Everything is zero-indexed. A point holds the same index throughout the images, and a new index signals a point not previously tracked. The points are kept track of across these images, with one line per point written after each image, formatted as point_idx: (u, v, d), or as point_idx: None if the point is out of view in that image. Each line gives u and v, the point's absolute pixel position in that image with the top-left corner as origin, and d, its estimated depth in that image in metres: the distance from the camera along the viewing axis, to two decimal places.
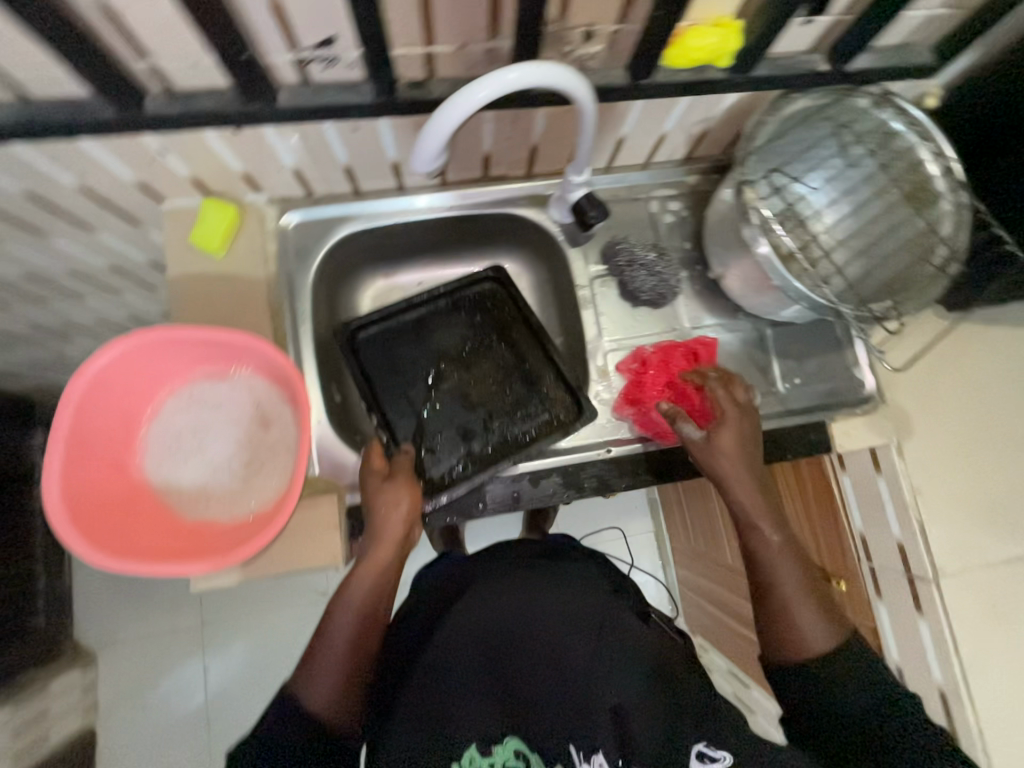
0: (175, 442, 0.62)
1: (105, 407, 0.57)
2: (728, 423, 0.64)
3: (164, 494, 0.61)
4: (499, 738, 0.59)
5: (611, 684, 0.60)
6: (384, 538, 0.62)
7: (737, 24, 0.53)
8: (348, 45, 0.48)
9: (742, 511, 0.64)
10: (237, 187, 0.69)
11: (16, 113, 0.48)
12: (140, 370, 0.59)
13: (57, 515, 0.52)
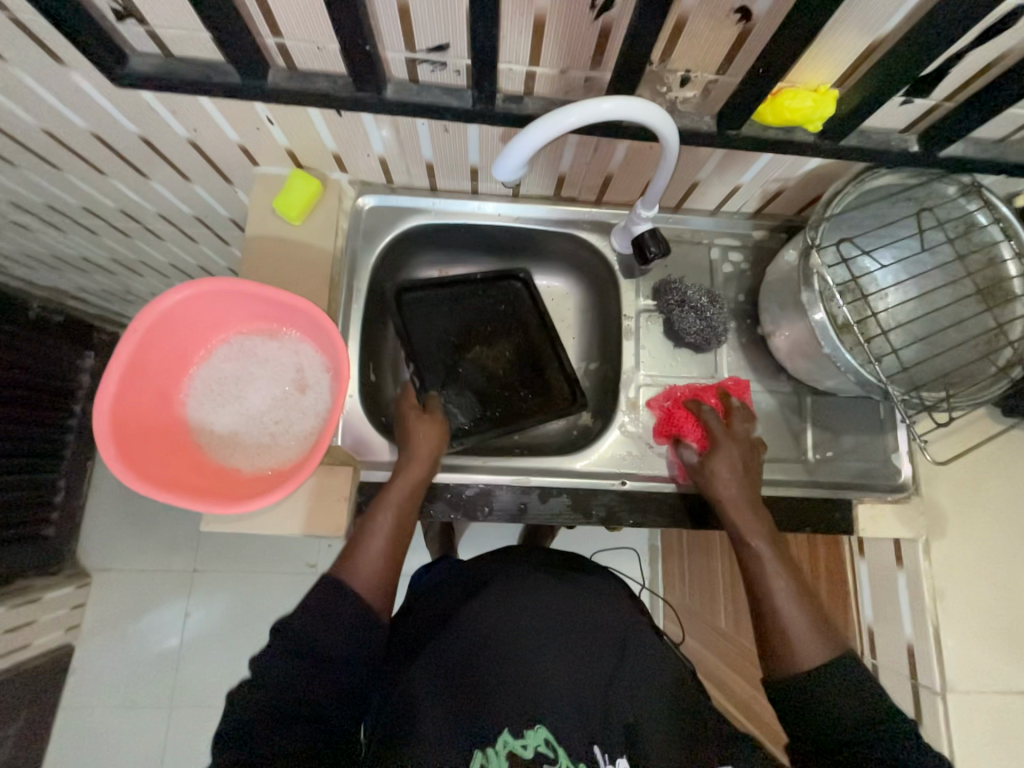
0: (218, 387, 0.66)
1: (165, 341, 0.61)
2: (718, 448, 0.67)
3: (198, 432, 0.64)
4: (529, 725, 0.57)
5: (633, 695, 0.63)
6: (419, 457, 0.68)
7: (834, 92, 0.53)
8: (460, 53, 0.52)
9: (735, 531, 0.65)
10: (326, 164, 0.74)
11: (155, 66, 0.53)
12: (204, 313, 0.63)
13: (103, 431, 0.56)
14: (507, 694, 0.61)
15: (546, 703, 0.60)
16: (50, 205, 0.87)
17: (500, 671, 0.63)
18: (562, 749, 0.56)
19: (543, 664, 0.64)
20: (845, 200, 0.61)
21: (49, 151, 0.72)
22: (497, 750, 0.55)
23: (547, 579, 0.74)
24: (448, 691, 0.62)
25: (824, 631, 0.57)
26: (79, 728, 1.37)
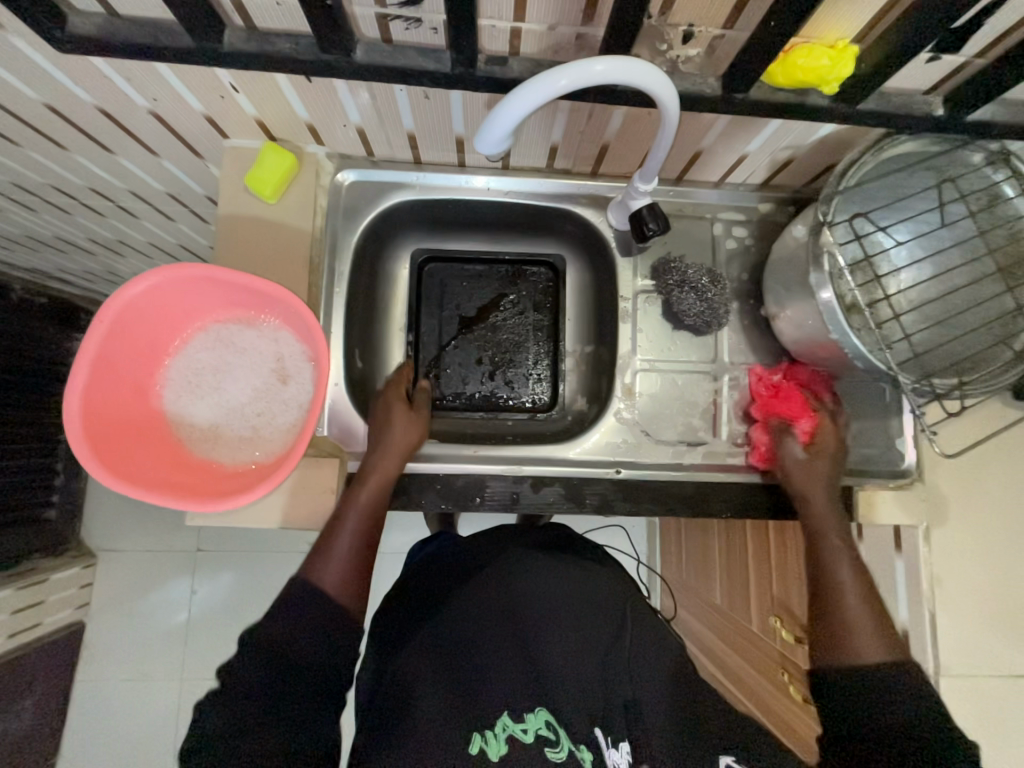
0: (196, 379, 0.63)
1: (136, 332, 0.58)
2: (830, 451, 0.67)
3: (176, 426, 0.62)
4: (529, 708, 0.57)
5: (635, 675, 0.63)
6: (390, 447, 0.67)
7: (853, 50, 0.48)
8: (435, 6, 0.46)
9: (811, 520, 0.64)
10: (301, 135, 0.68)
11: (97, 25, 0.48)
12: (175, 302, 0.59)
13: (73, 429, 0.53)
14: (508, 676, 0.60)
15: (547, 682, 0.60)
16: (14, 182, 0.82)
17: (500, 652, 0.63)
18: (563, 730, 0.56)
19: (543, 646, 0.64)
20: (861, 170, 0.56)
21: (3, 125, 0.67)
22: (497, 733, 0.55)
23: (543, 561, 0.76)
24: (447, 671, 0.61)
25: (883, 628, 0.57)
26: (95, 700, 1.42)
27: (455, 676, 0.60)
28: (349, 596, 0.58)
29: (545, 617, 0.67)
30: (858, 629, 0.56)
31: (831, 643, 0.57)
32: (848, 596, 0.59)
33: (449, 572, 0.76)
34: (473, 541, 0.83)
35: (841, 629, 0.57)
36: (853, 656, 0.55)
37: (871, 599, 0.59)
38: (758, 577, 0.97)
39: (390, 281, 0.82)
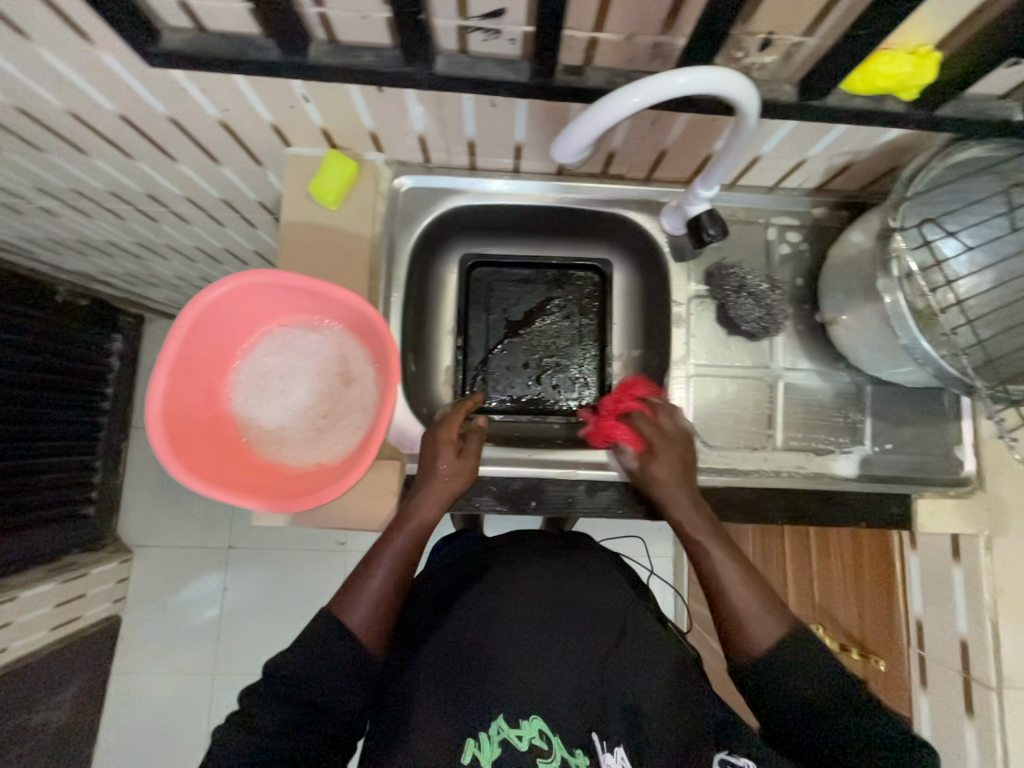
0: (262, 381, 0.65)
1: (209, 336, 0.60)
2: (654, 451, 0.67)
3: (244, 428, 0.64)
4: (524, 714, 0.57)
5: (631, 686, 0.60)
6: (431, 494, 0.66)
7: (935, 57, 0.48)
8: (516, 18, 0.47)
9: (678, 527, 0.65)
10: (361, 143, 0.70)
11: (188, 41, 0.49)
12: (246, 307, 0.61)
13: (155, 431, 0.55)
14: (506, 680, 0.59)
15: (547, 687, 0.59)
16: (76, 189, 0.84)
17: (500, 654, 0.61)
18: (557, 738, 0.56)
19: (545, 649, 0.62)
20: (927, 177, 0.56)
21: (76, 135, 0.69)
22: (490, 736, 0.55)
23: (548, 560, 0.73)
24: (450, 675, 0.60)
25: (771, 601, 0.59)
26: (129, 693, 1.45)
27: (456, 678, 0.60)
28: (374, 640, 0.59)
29: (545, 618, 0.65)
30: (743, 615, 0.59)
31: (729, 635, 0.59)
32: (729, 587, 0.60)
33: (459, 573, 0.75)
34: (492, 542, 0.79)
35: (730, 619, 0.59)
36: (753, 646, 0.57)
37: (749, 578, 0.61)
38: None
39: (440, 286, 0.83)
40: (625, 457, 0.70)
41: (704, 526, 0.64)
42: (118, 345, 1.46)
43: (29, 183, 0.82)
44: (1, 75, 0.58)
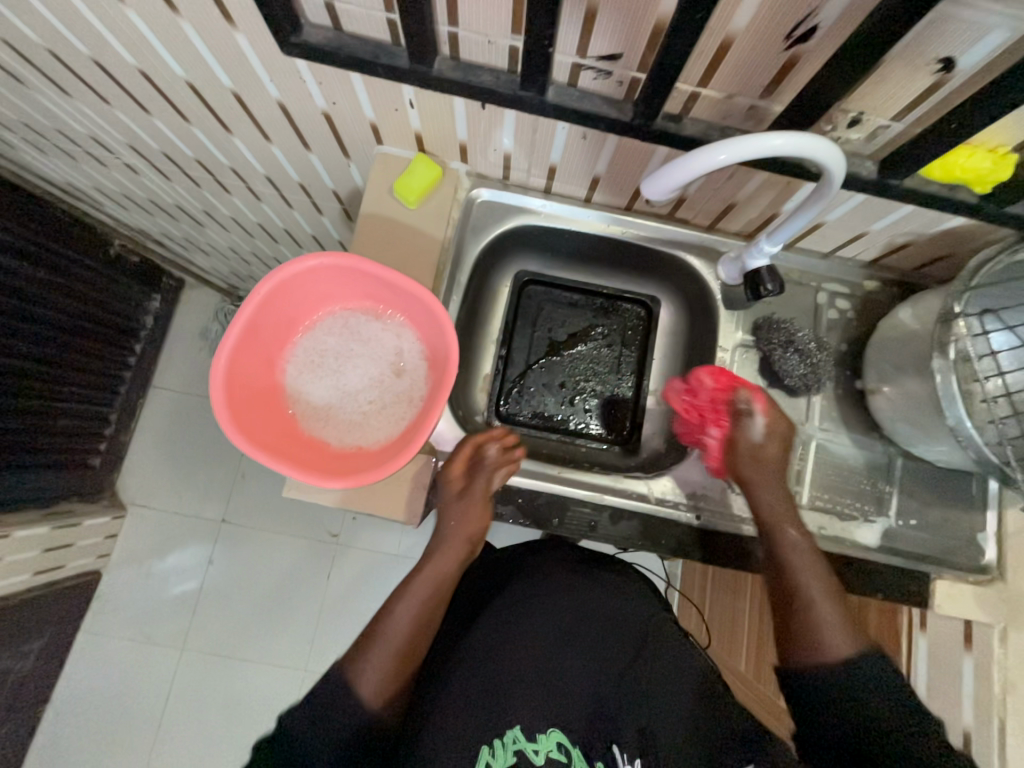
0: (318, 359, 0.67)
1: (280, 308, 0.62)
2: (775, 432, 0.68)
3: (293, 401, 0.66)
4: (541, 731, 0.61)
5: (649, 702, 0.66)
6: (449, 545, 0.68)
7: (1013, 158, 0.51)
8: (630, 64, 0.51)
9: (770, 515, 0.66)
10: (449, 151, 0.74)
11: (325, 37, 0.53)
12: (318, 286, 0.64)
13: (216, 390, 0.57)
14: (526, 694, 0.64)
15: (563, 705, 0.64)
16: (166, 152, 0.89)
17: (521, 668, 0.66)
18: (575, 751, 0.61)
19: (564, 666, 0.67)
20: (993, 269, 0.58)
21: (186, 103, 0.73)
22: (506, 745, 0.59)
23: (568, 575, 0.76)
24: (476, 684, 0.64)
25: (850, 619, 0.60)
26: (95, 653, 1.42)
27: (478, 687, 0.64)
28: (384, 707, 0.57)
29: (564, 633, 0.70)
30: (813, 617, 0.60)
31: (797, 641, 0.60)
32: (811, 595, 0.61)
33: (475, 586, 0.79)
34: (508, 551, 0.83)
35: (802, 626, 0.59)
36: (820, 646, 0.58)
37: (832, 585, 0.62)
38: None
39: (494, 296, 0.86)
40: (752, 422, 0.68)
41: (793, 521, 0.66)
42: (155, 305, 1.49)
43: (124, 138, 0.87)
44: (140, 41, 0.63)
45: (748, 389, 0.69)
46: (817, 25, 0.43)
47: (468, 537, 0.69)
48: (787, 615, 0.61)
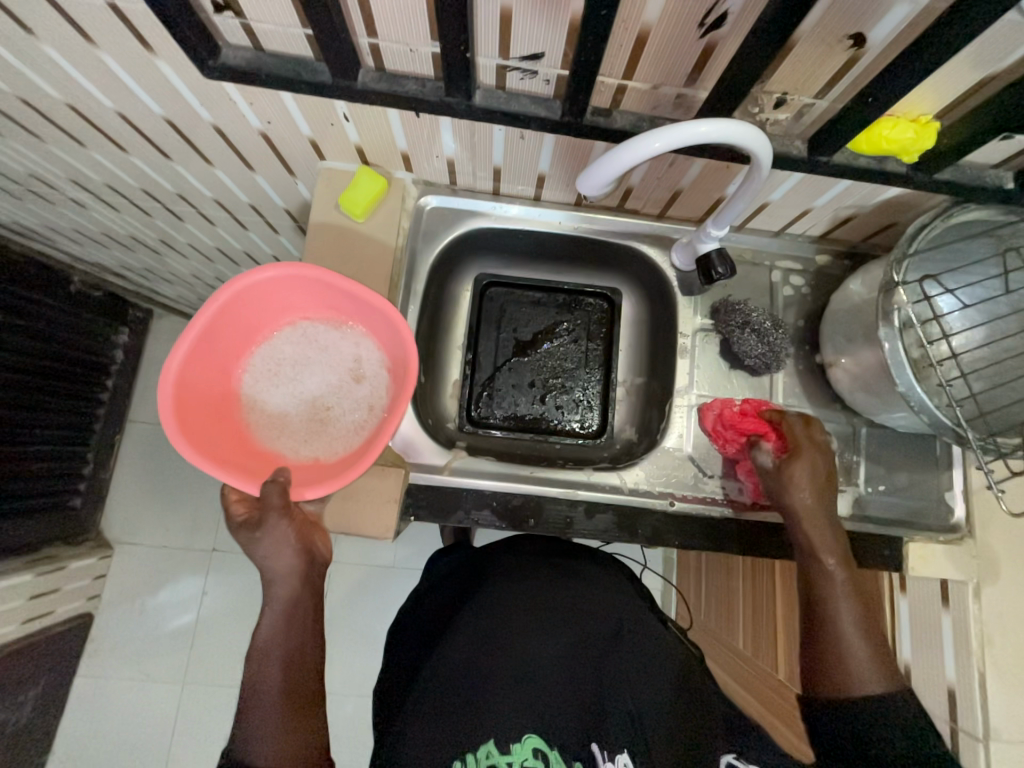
0: (275, 368, 0.66)
1: (238, 315, 0.62)
2: (802, 455, 0.63)
3: (248, 408, 0.65)
4: (516, 739, 0.60)
5: (633, 688, 0.66)
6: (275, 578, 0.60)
7: (936, 125, 0.52)
8: (553, 62, 0.51)
9: (805, 545, 0.63)
10: (393, 162, 0.73)
11: (246, 59, 0.53)
12: (276, 294, 0.63)
13: (165, 395, 0.56)
14: (503, 703, 0.63)
15: (544, 709, 0.63)
16: (109, 184, 0.87)
17: (496, 674, 0.65)
18: (553, 754, 0.60)
19: (542, 665, 0.67)
20: (929, 234, 0.59)
21: (121, 134, 0.72)
22: (478, 759, 0.58)
23: (542, 572, 0.77)
24: (452, 698, 0.64)
25: (881, 658, 0.58)
26: (93, 697, 1.39)
27: (457, 698, 0.64)
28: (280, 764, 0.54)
29: (540, 632, 0.70)
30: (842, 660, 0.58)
31: (828, 675, 0.59)
32: (846, 637, 0.58)
33: (452, 589, 0.80)
34: (481, 551, 0.84)
35: (834, 660, 0.58)
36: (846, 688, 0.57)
37: (872, 633, 0.59)
38: (786, 625, 0.94)
39: (455, 302, 0.86)
40: (761, 452, 0.67)
41: (834, 552, 0.62)
42: (123, 339, 1.47)
43: (66, 174, 0.85)
44: (62, 76, 0.62)
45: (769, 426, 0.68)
46: (727, 12, 0.44)
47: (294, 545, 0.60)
48: (816, 646, 0.60)
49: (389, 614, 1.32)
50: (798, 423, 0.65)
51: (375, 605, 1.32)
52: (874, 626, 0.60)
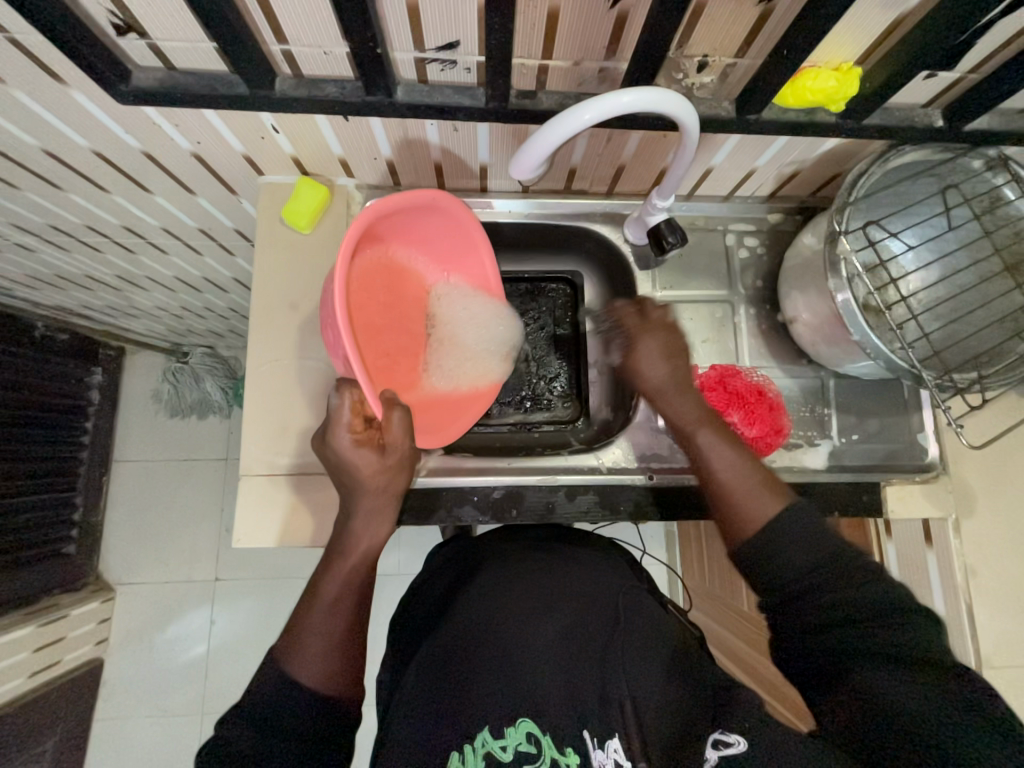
0: (376, 280, 0.69)
1: (418, 215, 0.66)
2: (641, 337, 0.68)
3: (359, 276, 0.65)
4: (510, 723, 0.59)
5: (629, 674, 0.62)
6: (368, 511, 0.61)
7: (857, 71, 0.52)
8: (469, 50, 0.50)
9: (679, 424, 0.66)
10: (332, 168, 0.72)
11: (159, 79, 0.52)
12: (429, 222, 0.68)
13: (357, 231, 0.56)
14: (491, 689, 0.62)
15: (535, 691, 0.61)
16: (53, 225, 0.85)
17: (491, 665, 0.64)
18: (546, 739, 0.57)
19: (539, 653, 0.65)
20: (868, 180, 0.59)
21: (51, 171, 0.70)
22: (475, 749, 0.57)
23: (538, 559, 0.76)
24: (443, 690, 0.64)
25: (768, 481, 0.59)
26: (114, 741, 1.39)
27: (444, 679, 0.65)
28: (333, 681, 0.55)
29: (529, 617, 0.68)
30: (741, 502, 0.59)
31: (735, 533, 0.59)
32: (732, 482, 0.60)
33: (443, 583, 0.80)
34: (474, 543, 0.83)
35: (728, 511, 0.60)
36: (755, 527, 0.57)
37: (752, 462, 0.61)
38: None
39: None
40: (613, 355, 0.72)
41: (703, 419, 0.64)
42: (97, 379, 1.44)
43: (5, 220, 0.83)
44: None
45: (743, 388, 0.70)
46: None
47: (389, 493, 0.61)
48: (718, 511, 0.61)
49: None
50: (631, 310, 0.70)
51: (384, 614, 1.32)
52: (753, 457, 0.62)
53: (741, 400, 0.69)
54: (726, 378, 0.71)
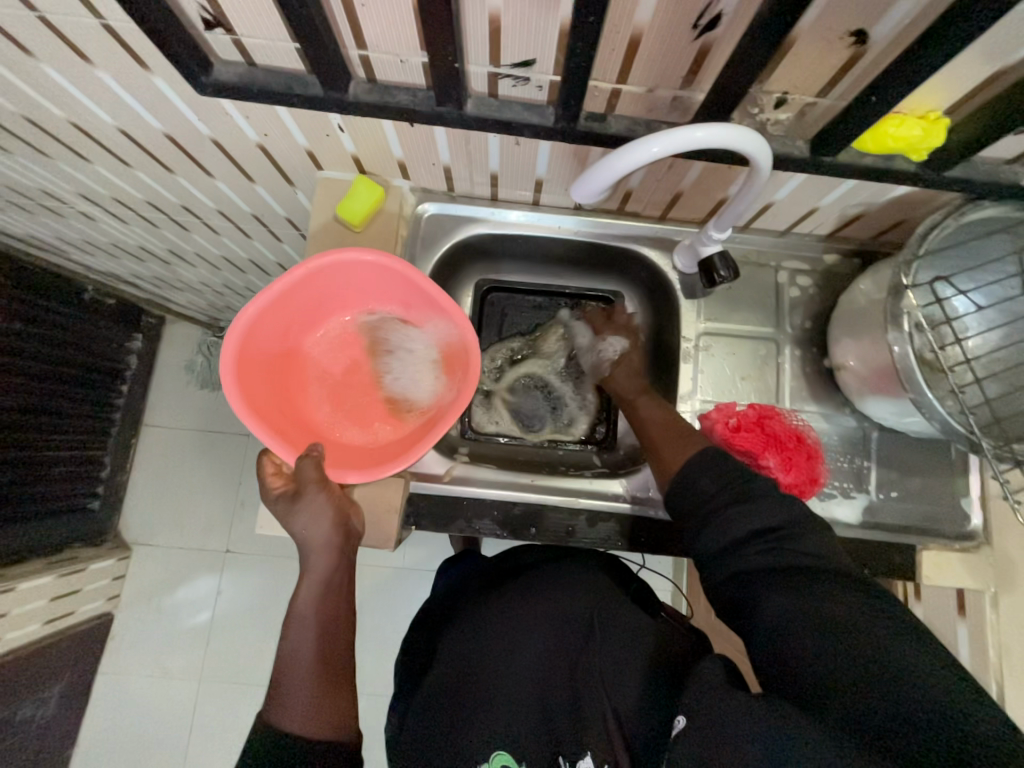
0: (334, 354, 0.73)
1: (325, 281, 0.68)
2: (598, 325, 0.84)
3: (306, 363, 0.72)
4: (487, 754, 0.59)
5: (605, 686, 0.60)
6: (310, 553, 0.61)
7: (946, 121, 0.50)
8: (545, 69, 0.50)
9: (622, 392, 0.77)
10: (390, 169, 0.73)
11: (239, 74, 0.54)
12: (349, 276, 0.68)
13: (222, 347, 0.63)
14: (481, 720, 0.61)
15: (512, 720, 0.61)
16: (116, 198, 0.88)
17: (480, 691, 0.64)
18: None
19: (514, 679, 0.63)
20: (942, 233, 0.57)
21: (122, 149, 0.73)
22: None
23: (512, 584, 0.74)
24: (440, 713, 0.65)
25: (681, 433, 0.67)
26: (115, 696, 1.43)
27: (450, 704, 0.65)
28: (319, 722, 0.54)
29: (509, 641, 0.66)
30: (663, 447, 0.67)
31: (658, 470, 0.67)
32: (651, 426, 0.70)
33: (447, 598, 0.82)
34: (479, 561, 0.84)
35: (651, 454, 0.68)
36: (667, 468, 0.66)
37: (670, 414, 0.70)
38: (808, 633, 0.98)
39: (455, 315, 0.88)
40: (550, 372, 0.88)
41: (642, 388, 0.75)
42: (137, 344, 1.49)
43: (74, 189, 0.86)
44: (63, 95, 0.62)
45: (781, 434, 0.67)
46: (721, 13, 0.42)
47: (323, 531, 0.61)
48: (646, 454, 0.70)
49: (400, 615, 1.33)
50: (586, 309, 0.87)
51: (387, 607, 1.33)
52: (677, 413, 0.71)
53: (777, 445, 0.67)
54: (763, 417, 0.69)
